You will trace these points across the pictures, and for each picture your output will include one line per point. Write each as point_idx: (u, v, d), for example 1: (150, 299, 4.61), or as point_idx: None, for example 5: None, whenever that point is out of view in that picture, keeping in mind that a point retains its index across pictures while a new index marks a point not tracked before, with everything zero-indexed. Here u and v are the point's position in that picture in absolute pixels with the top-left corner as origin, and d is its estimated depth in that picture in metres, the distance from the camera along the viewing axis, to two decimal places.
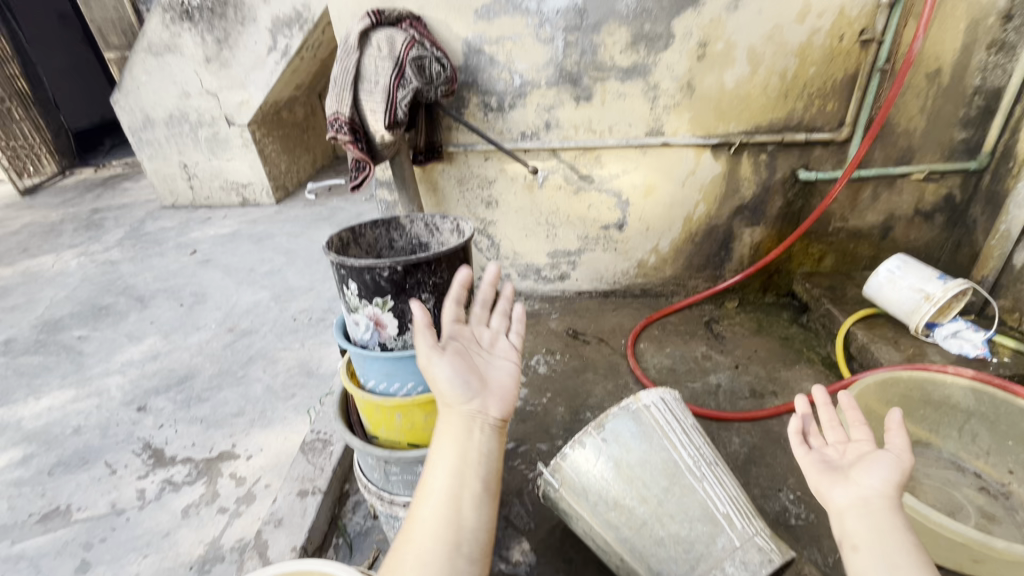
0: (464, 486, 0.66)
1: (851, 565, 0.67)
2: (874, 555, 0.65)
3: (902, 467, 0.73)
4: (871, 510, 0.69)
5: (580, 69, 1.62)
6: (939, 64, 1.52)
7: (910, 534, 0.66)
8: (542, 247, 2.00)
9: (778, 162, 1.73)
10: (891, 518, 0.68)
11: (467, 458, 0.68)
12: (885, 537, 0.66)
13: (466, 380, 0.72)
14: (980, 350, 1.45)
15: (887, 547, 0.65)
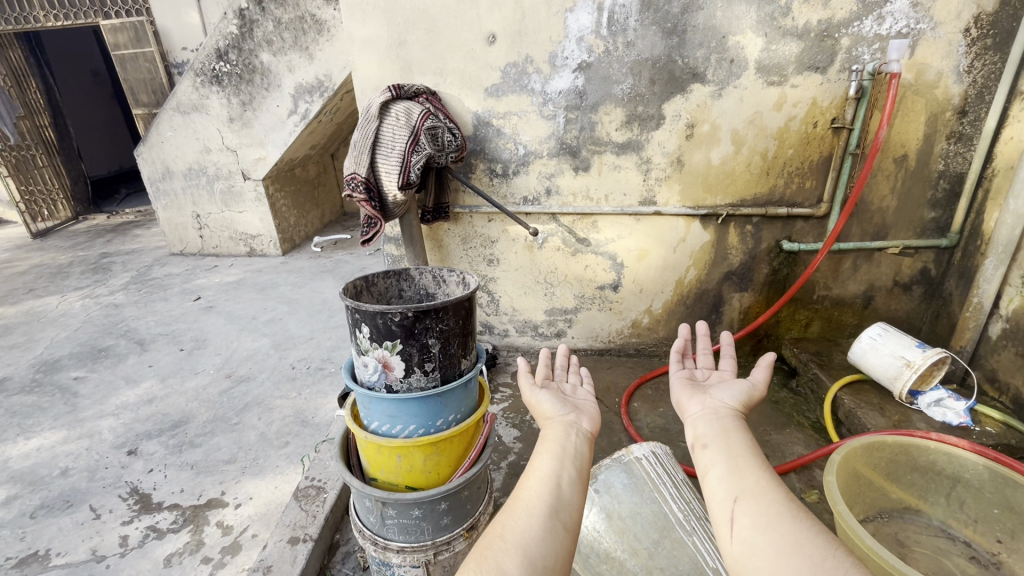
0: (562, 471, 0.70)
1: (700, 463, 0.71)
2: (717, 450, 0.70)
3: (754, 393, 0.80)
4: (722, 420, 0.75)
5: (579, 142, 1.77)
6: (905, 151, 1.68)
7: (748, 437, 0.72)
8: (540, 305, 2.07)
9: (763, 232, 1.85)
10: (733, 422, 0.75)
11: (565, 452, 0.74)
12: (728, 436, 0.71)
13: (564, 404, 0.83)
14: (962, 418, 1.50)
15: (731, 445, 0.70)
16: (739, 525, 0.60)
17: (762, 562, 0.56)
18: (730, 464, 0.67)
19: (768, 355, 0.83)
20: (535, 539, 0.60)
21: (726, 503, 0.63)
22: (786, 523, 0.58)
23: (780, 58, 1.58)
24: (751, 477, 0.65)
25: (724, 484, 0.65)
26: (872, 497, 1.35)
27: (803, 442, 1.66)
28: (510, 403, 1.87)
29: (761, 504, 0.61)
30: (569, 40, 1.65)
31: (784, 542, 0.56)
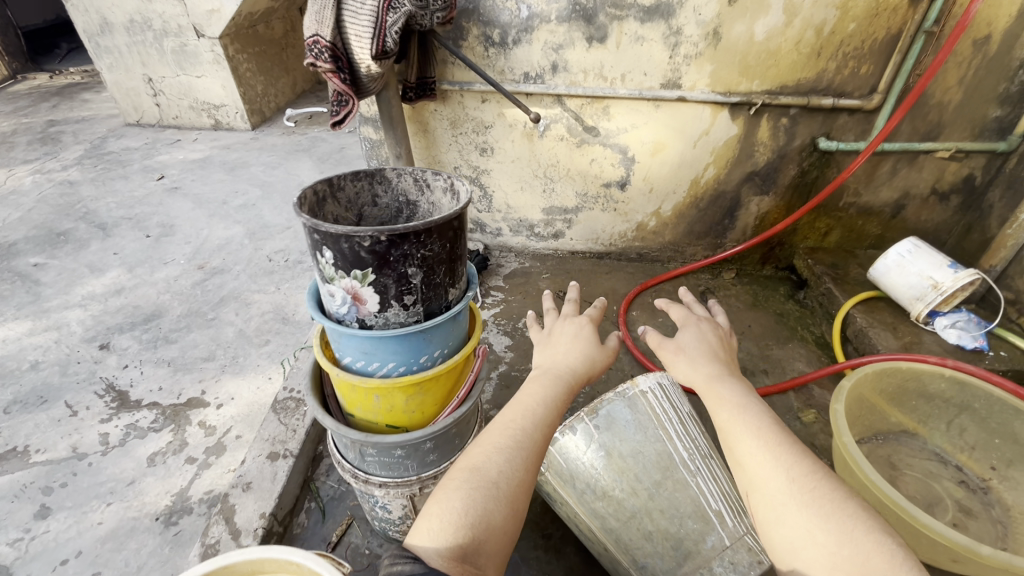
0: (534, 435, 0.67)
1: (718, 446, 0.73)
2: (757, 442, 0.68)
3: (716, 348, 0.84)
4: (747, 394, 0.75)
5: (597, 3, 1.43)
6: (989, 31, 1.38)
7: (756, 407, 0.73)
8: (538, 203, 1.87)
9: (798, 128, 1.60)
10: (737, 392, 0.75)
11: (564, 386, 0.73)
12: (761, 417, 0.71)
13: (578, 340, 0.79)
14: (978, 341, 1.41)
15: (767, 428, 0.69)
16: (761, 518, 0.64)
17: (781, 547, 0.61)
18: (770, 451, 0.67)
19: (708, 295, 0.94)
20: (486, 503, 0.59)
21: (764, 493, 0.65)
22: (800, 514, 0.61)
23: None
24: (797, 471, 0.64)
25: (766, 478, 0.65)
26: (871, 419, 1.32)
27: (805, 358, 1.60)
28: (502, 310, 1.76)
29: (801, 492, 0.62)
30: None
31: (801, 533, 0.60)
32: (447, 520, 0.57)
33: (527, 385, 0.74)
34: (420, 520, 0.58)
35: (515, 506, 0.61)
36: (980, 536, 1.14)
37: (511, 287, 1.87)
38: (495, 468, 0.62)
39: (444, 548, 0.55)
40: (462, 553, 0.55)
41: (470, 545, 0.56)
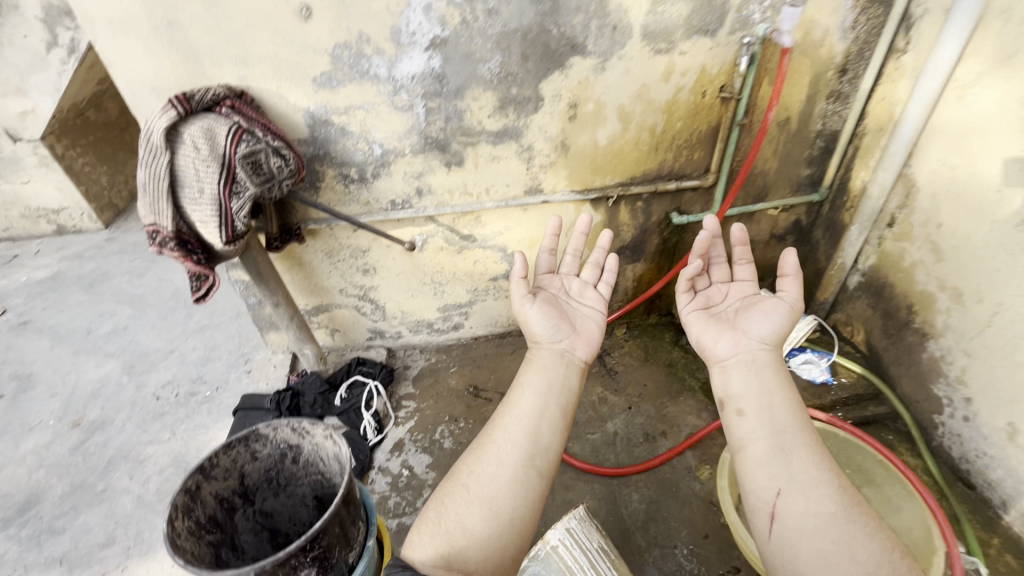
0: (544, 417, 1.10)
1: (740, 427, 0.97)
2: (757, 425, 0.95)
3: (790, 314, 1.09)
4: (776, 388, 1.00)
5: (447, 134, 1.46)
6: (788, 113, 1.59)
7: (790, 397, 0.98)
8: (431, 304, 1.89)
9: (653, 207, 1.75)
10: (771, 374, 1.02)
11: (549, 388, 1.15)
12: (794, 418, 0.95)
13: (545, 332, 1.24)
14: (824, 374, 1.68)
15: (806, 438, 0.93)
16: (784, 515, 0.85)
17: (806, 545, 0.81)
18: (812, 461, 0.89)
19: (786, 254, 1.12)
20: (483, 517, 0.98)
21: (794, 501, 0.85)
22: (837, 532, 0.80)
23: (667, 22, 1.35)
24: (794, 462, 0.89)
25: (752, 464, 0.92)
26: None
27: (695, 409, 1.78)
28: (417, 422, 1.78)
29: (838, 511, 0.83)
30: (413, 9, 1.24)
31: (838, 543, 0.79)
32: (438, 534, 0.97)
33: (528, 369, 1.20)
34: (426, 530, 0.98)
35: (510, 520, 0.98)
36: None
37: (422, 392, 1.89)
38: (488, 476, 1.03)
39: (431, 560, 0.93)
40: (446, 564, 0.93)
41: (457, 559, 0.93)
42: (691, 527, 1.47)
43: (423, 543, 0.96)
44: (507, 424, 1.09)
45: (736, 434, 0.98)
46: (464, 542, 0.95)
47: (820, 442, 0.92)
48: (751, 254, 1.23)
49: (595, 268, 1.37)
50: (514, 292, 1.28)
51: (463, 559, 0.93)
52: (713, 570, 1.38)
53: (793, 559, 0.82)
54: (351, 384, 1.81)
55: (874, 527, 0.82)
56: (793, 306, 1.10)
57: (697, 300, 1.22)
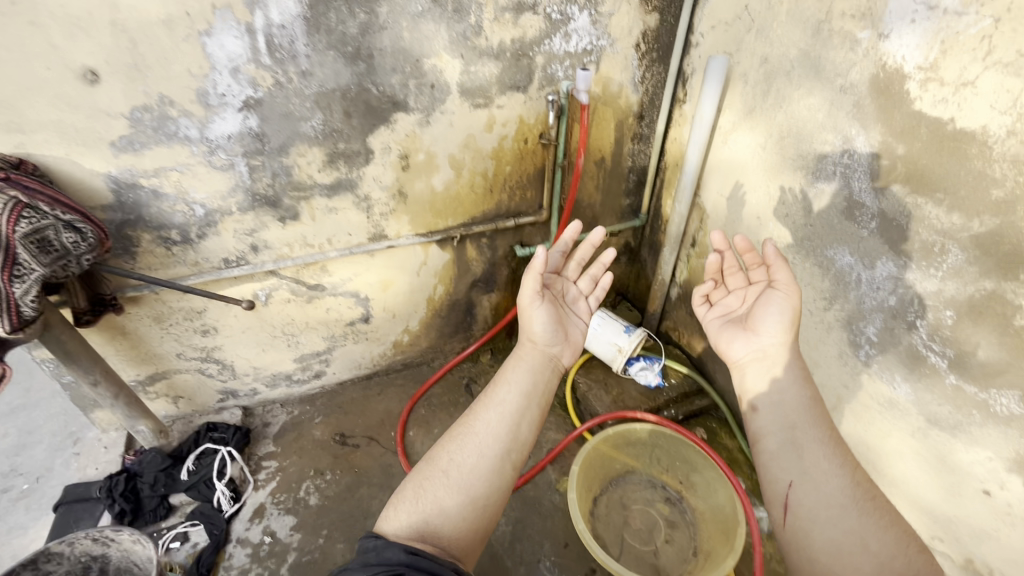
0: (528, 411, 1.18)
1: (755, 421, 1.11)
2: (771, 419, 1.09)
3: (794, 310, 1.16)
4: (793, 387, 1.11)
5: (277, 190, 1.44)
6: (603, 154, 1.79)
7: (808, 398, 1.09)
8: (286, 356, 1.83)
9: (497, 242, 1.86)
10: (785, 373, 1.12)
11: (532, 386, 1.22)
12: (818, 417, 1.06)
13: (545, 335, 1.27)
14: (658, 378, 1.87)
15: (829, 435, 1.05)
16: (798, 502, 0.99)
17: (817, 531, 0.96)
18: (833, 461, 1.01)
19: (765, 245, 1.18)
20: (465, 501, 1.06)
21: (813, 496, 0.99)
22: (849, 523, 0.95)
23: (481, 79, 1.47)
24: (807, 456, 1.03)
25: (769, 455, 1.06)
26: (605, 473, 1.70)
27: (555, 425, 1.92)
28: (279, 482, 1.71)
29: (855, 505, 0.97)
30: (219, 72, 1.21)
31: (845, 529, 0.94)
32: (421, 513, 1.04)
33: (512, 363, 1.25)
34: (405, 508, 1.05)
35: (485, 505, 1.08)
36: (680, 543, 1.59)
37: (284, 448, 1.81)
38: (470, 464, 1.09)
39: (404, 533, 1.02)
40: (423, 535, 1.01)
41: (435, 533, 1.02)
42: (553, 539, 1.59)
43: (402, 518, 1.04)
44: (490, 415, 1.15)
45: (752, 428, 1.12)
46: (440, 521, 1.03)
47: (836, 438, 1.05)
48: (760, 257, 1.28)
49: (590, 279, 1.44)
50: (525, 289, 1.26)
51: (436, 537, 1.01)
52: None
53: (807, 544, 0.96)
54: (200, 454, 1.67)
55: (885, 520, 0.96)
56: (792, 295, 1.16)
57: (716, 309, 1.31)
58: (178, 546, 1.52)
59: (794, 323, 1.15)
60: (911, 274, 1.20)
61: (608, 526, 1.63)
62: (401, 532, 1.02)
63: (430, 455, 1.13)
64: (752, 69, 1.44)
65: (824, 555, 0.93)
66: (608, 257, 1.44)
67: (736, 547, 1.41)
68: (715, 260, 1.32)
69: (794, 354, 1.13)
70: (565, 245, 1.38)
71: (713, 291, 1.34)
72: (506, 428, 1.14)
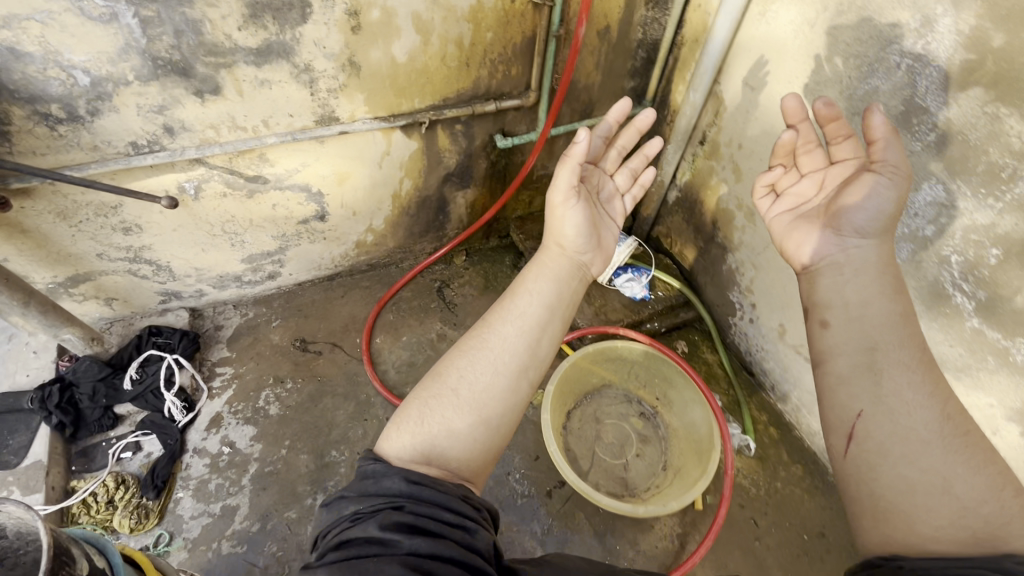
0: (550, 325, 1.01)
1: (820, 338, 0.86)
2: (841, 335, 0.83)
3: (895, 200, 0.86)
4: (872, 297, 0.84)
5: (186, 54, 1.10)
6: (608, 22, 1.44)
7: (893, 309, 0.82)
8: (231, 257, 1.60)
9: (474, 130, 1.57)
10: (870, 279, 0.85)
11: (555, 299, 1.03)
12: (906, 335, 0.80)
13: (576, 240, 1.08)
14: (643, 291, 1.76)
15: (916, 358, 0.78)
16: (865, 437, 0.76)
17: (887, 468, 0.73)
18: (918, 390, 0.76)
19: (871, 112, 0.85)
20: (474, 422, 0.88)
21: (884, 431, 0.75)
22: (931, 461, 0.71)
23: None
24: (883, 382, 0.78)
25: (835, 381, 0.82)
26: (580, 387, 1.64)
27: None
28: (237, 390, 1.60)
29: (944, 442, 0.72)
30: None
31: (930, 470, 0.70)
32: (422, 433, 0.86)
33: (533, 271, 1.07)
34: (403, 426, 0.87)
35: (497, 427, 0.91)
36: (651, 457, 1.58)
37: (239, 354, 1.68)
38: (483, 383, 0.92)
39: (408, 456, 0.84)
40: (428, 458, 0.84)
41: (439, 455, 0.85)
42: (524, 452, 1.57)
43: (403, 438, 0.86)
44: (506, 327, 0.98)
45: (818, 346, 0.87)
46: (448, 443, 0.86)
47: (930, 365, 0.78)
48: (848, 127, 0.94)
49: (630, 174, 1.20)
50: (560, 180, 1.05)
51: (443, 461, 0.84)
52: (543, 488, 1.51)
53: (870, 477, 0.74)
54: (144, 361, 1.53)
55: (981, 460, 0.70)
56: (900, 176, 0.86)
57: (783, 199, 1.01)
58: (130, 456, 1.45)
59: (893, 219, 0.87)
60: (962, 201, 1.02)
61: (580, 440, 1.60)
62: (404, 454, 0.84)
63: (435, 370, 0.95)
64: None
65: (889, 495, 0.71)
66: (653, 150, 1.17)
67: (710, 469, 1.39)
68: (787, 138, 0.99)
69: (889, 260, 0.87)
70: (608, 127, 1.13)
71: (779, 178, 1.03)
72: (524, 342, 0.96)
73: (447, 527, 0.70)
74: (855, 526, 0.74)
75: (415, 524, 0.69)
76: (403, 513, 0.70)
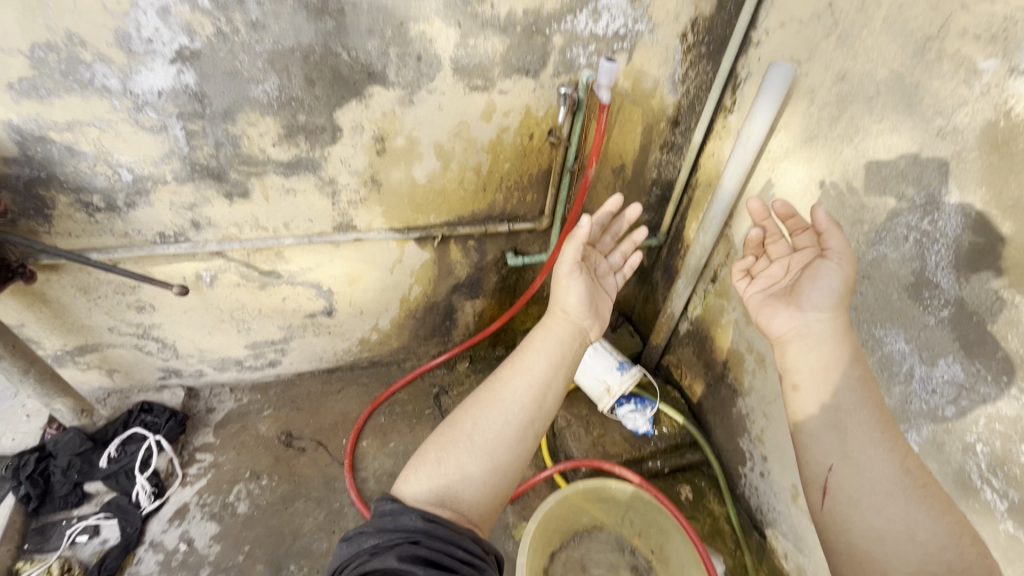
0: (556, 375, 0.99)
1: (796, 402, 0.93)
2: (815, 400, 0.89)
3: (844, 281, 0.94)
4: (835, 363, 0.90)
5: (222, 162, 1.20)
6: (623, 161, 1.51)
7: (853, 374, 0.89)
8: (235, 342, 1.63)
9: (487, 246, 1.61)
10: (830, 352, 0.91)
11: (560, 359, 1.01)
12: (870, 400, 0.86)
13: (580, 309, 1.06)
14: (647, 426, 1.64)
15: (879, 416, 0.85)
16: (838, 494, 0.83)
17: (858, 521, 0.80)
18: (885, 445, 0.83)
19: (813, 210, 0.96)
20: (484, 468, 0.88)
21: (851, 488, 0.82)
22: (895, 510, 0.78)
23: (482, 56, 1.18)
24: (851, 440, 0.85)
25: (809, 440, 0.89)
26: (569, 526, 1.49)
27: None
28: (211, 480, 1.55)
29: (908, 493, 0.79)
30: (142, 10, 0.96)
31: (897, 521, 0.77)
32: (434, 475, 0.86)
33: (541, 329, 1.06)
34: (415, 472, 0.87)
35: (506, 468, 0.89)
36: None
37: (223, 441, 1.64)
38: (494, 432, 0.90)
39: (424, 498, 0.84)
40: (440, 500, 0.84)
41: (451, 497, 0.84)
42: None
43: (417, 482, 0.86)
44: (516, 381, 0.96)
45: (792, 409, 0.93)
46: (461, 489, 0.86)
47: (887, 420, 0.85)
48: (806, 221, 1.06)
49: (621, 256, 1.21)
50: (565, 256, 1.05)
51: (456, 504, 0.84)
52: None
53: (845, 529, 0.81)
54: (126, 440, 1.52)
55: (940, 510, 0.78)
56: (846, 260, 0.94)
57: (756, 281, 1.09)
58: (84, 541, 1.38)
59: (846, 297, 0.94)
60: (983, 386, 0.93)
61: None
62: (421, 496, 0.85)
63: (450, 419, 0.94)
64: (823, 85, 1.13)
65: (862, 546, 0.79)
66: (642, 236, 1.20)
67: None
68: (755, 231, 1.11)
69: (846, 331, 0.93)
70: (605, 216, 1.16)
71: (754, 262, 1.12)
72: (532, 395, 0.95)
73: (459, 564, 0.75)
74: (836, 569, 0.83)
75: (430, 559, 0.72)
76: (419, 547, 0.74)
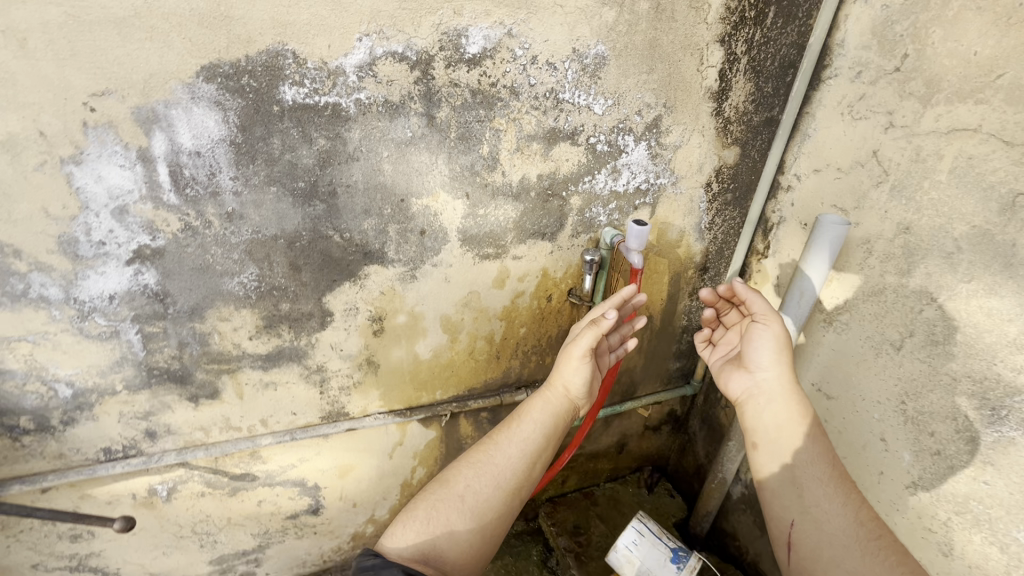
0: (543, 445, 1.07)
1: (755, 457, 1.03)
2: (773, 457, 1.00)
3: (783, 341, 1.00)
4: (790, 419, 0.99)
5: (186, 363, 0.99)
6: (650, 312, 1.34)
7: (804, 432, 0.98)
8: (197, 559, 1.31)
9: (502, 415, 1.38)
10: (784, 409, 0.99)
11: (548, 433, 1.07)
12: (824, 467, 0.96)
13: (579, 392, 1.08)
14: None
15: (832, 476, 0.96)
16: (800, 545, 0.96)
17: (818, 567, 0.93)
18: (838, 499, 0.94)
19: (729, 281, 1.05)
20: (470, 523, 0.98)
21: (812, 543, 0.94)
22: (852, 561, 0.89)
23: (493, 225, 1.05)
24: (807, 494, 0.96)
25: (774, 497, 1.00)
26: None
27: None
28: None
29: (858, 543, 0.90)
30: (94, 213, 0.80)
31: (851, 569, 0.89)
32: (424, 530, 0.96)
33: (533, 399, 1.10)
34: (407, 526, 0.97)
35: (493, 520, 1.00)
36: None
37: None
38: (484, 495, 1.00)
39: (411, 552, 0.94)
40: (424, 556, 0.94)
41: (434, 551, 0.95)
42: None
43: (408, 536, 0.96)
44: (508, 448, 1.05)
45: (753, 461, 1.05)
46: (446, 546, 0.96)
47: (841, 476, 0.96)
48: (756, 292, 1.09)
49: (620, 336, 1.16)
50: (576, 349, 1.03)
51: (438, 561, 0.95)
52: None
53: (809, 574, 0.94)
54: None
55: (895, 559, 0.88)
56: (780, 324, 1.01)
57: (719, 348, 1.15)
58: None
59: (787, 353, 1.01)
60: None
61: None
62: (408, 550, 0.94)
63: (444, 477, 1.04)
64: (881, 236, 1.00)
65: None
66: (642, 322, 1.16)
67: None
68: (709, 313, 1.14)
69: (793, 385, 1.00)
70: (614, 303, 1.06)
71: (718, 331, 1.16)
72: (520, 465, 1.03)
73: None
74: None
75: None
76: None
